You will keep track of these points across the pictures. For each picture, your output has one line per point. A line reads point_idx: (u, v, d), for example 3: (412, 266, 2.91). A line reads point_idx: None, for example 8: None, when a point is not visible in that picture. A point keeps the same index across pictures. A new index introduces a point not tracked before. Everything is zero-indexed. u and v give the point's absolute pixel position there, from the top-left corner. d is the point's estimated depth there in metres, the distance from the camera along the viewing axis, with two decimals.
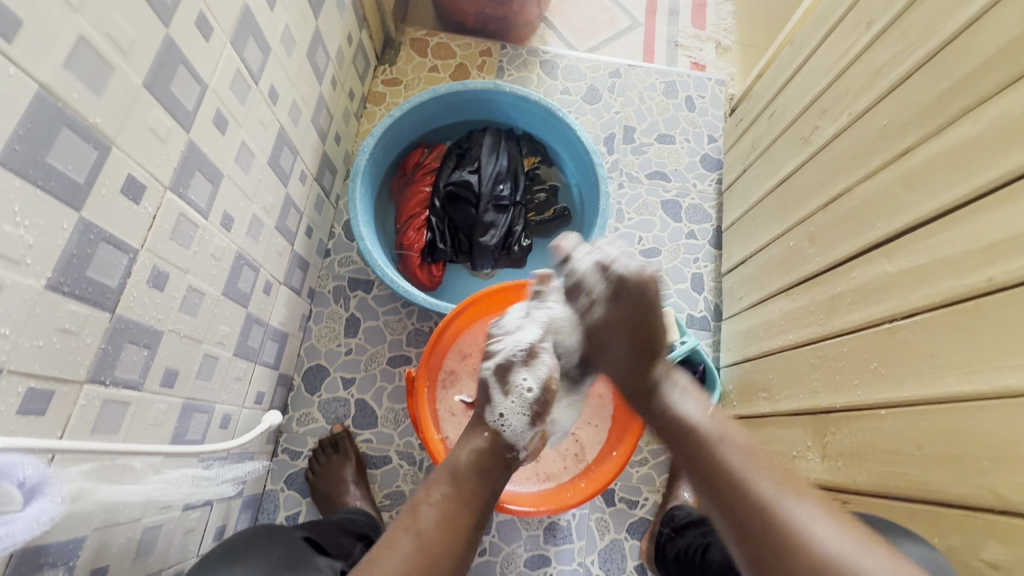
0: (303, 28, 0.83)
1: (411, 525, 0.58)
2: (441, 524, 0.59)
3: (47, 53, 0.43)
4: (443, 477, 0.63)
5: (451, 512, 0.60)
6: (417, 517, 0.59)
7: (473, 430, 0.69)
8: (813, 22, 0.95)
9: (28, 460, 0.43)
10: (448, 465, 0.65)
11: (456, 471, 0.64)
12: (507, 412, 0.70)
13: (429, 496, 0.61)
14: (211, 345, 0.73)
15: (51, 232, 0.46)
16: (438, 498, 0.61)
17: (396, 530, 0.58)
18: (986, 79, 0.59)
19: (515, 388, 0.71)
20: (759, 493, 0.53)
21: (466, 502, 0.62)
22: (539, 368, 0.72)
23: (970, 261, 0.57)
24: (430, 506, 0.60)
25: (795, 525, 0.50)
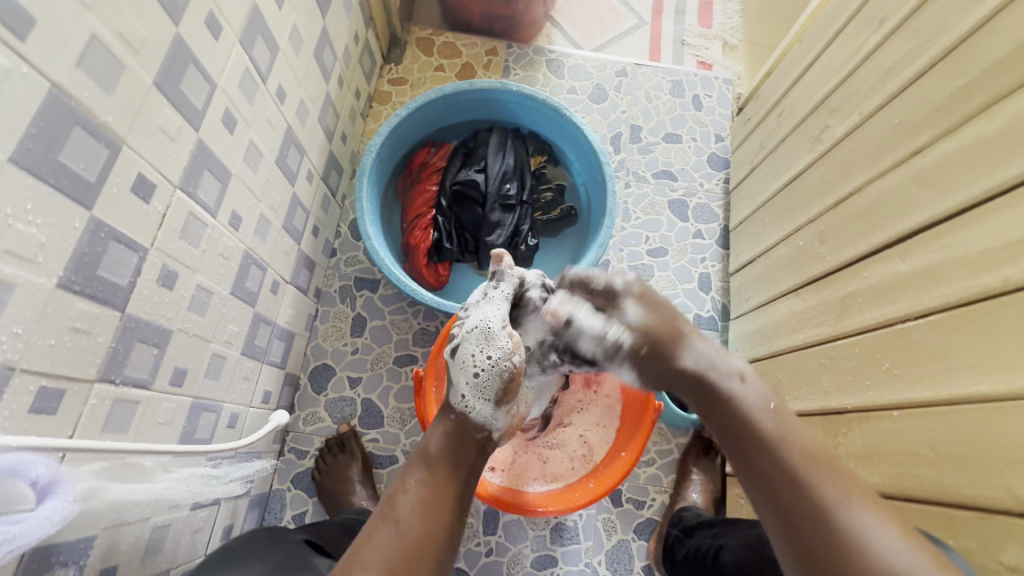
0: (311, 27, 0.82)
1: (388, 514, 0.54)
2: (420, 509, 0.54)
3: (60, 51, 0.43)
4: (417, 464, 0.59)
5: (430, 498, 0.55)
6: (394, 506, 0.54)
7: (440, 418, 0.64)
8: (822, 20, 0.94)
9: (41, 459, 0.43)
10: (420, 451, 0.61)
11: (430, 455, 0.59)
12: (467, 391, 0.64)
13: (405, 483, 0.56)
14: (220, 344, 0.73)
15: (63, 232, 0.46)
16: (415, 483, 0.56)
17: (374, 523, 0.53)
18: (1002, 77, 0.59)
19: (468, 365, 0.64)
20: (797, 461, 0.50)
21: (447, 483, 0.57)
22: (491, 344, 0.64)
23: (985, 261, 0.57)
24: (408, 492, 0.55)
25: (827, 494, 0.47)
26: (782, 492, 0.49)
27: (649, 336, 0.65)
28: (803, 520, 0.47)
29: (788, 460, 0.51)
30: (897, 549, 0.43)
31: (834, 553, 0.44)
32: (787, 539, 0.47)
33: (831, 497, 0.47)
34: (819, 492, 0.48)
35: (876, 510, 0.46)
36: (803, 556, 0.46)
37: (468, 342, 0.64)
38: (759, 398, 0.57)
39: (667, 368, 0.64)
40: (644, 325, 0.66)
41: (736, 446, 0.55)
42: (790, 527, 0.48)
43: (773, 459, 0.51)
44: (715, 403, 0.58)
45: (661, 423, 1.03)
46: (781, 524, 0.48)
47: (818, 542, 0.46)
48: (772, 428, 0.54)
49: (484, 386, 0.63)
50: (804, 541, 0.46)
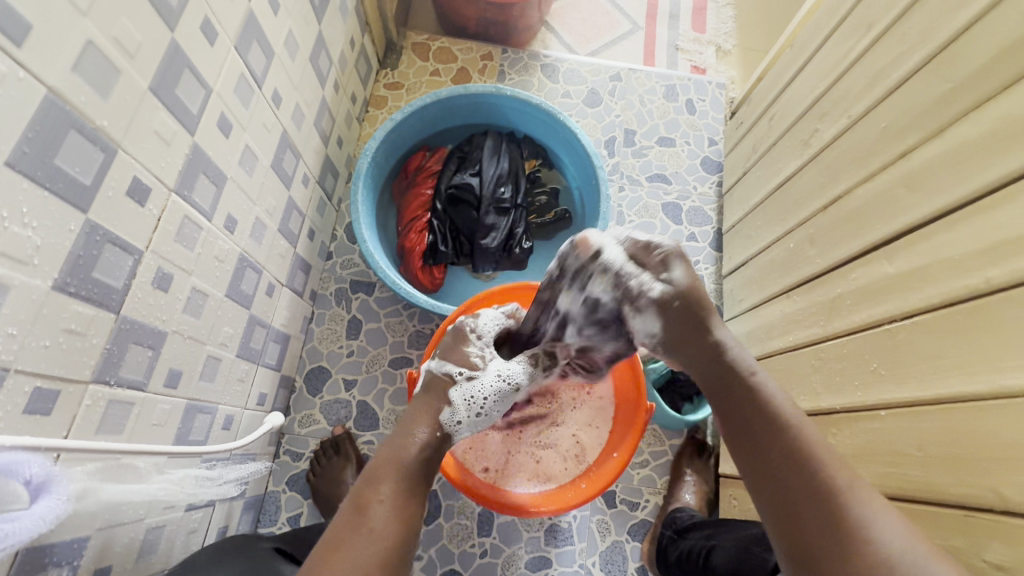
0: (307, 32, 0.83)
1: (360, 523, 0.52)
2: (390, 517, 0.54)
3: (56, 57, 0.43)
4: (390, 470, 0.58)
5: (403, 508, 0.55)
6: (366, 514, 0.53)
7: (420, 424, 0.64)
8: (813, 25, 0.96)
9: (34, 458, 0.44)
10: (391, 455, 0.59)
11: (404, 463, 0.59)
12: (467, 422, 0.69)
13: (377, 491, 0.55)
14: (215, 346, 0.73)
15: (58, 234, 0.47)
16: (389, 492, 0.55)
17: (343, 530, 0.52)
18: (986, 81, 0.60)
19: (474, 403, 0.69)
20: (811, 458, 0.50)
21: (415, 495, 0.57)
22: (502, 395, 0.71)
23: (969, 263, 0.58)
24: (381, 501, 0.54)
25: (839, 481, 0.49)
26: (789, 479, 0.50)
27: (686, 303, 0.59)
28: (812, 511, 0.48)
29: (804, 445, 0.51)
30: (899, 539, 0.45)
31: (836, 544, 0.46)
32: (788, 525, 0.49)
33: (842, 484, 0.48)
34: (831, 479, 0.49)
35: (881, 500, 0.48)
36: (802, 549, 0.47)
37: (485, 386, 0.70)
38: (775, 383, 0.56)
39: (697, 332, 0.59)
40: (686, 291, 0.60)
41: (745, 428, 0.54)
42: (793, 516, 0.49)
43: (789, 442, 0.51)
44: (732, 383, 0.56)
45: (655, 424, 1.03)
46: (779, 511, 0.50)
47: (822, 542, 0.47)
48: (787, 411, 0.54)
49: (481, 417, 0.70)
50: (805, 539, 0.47)
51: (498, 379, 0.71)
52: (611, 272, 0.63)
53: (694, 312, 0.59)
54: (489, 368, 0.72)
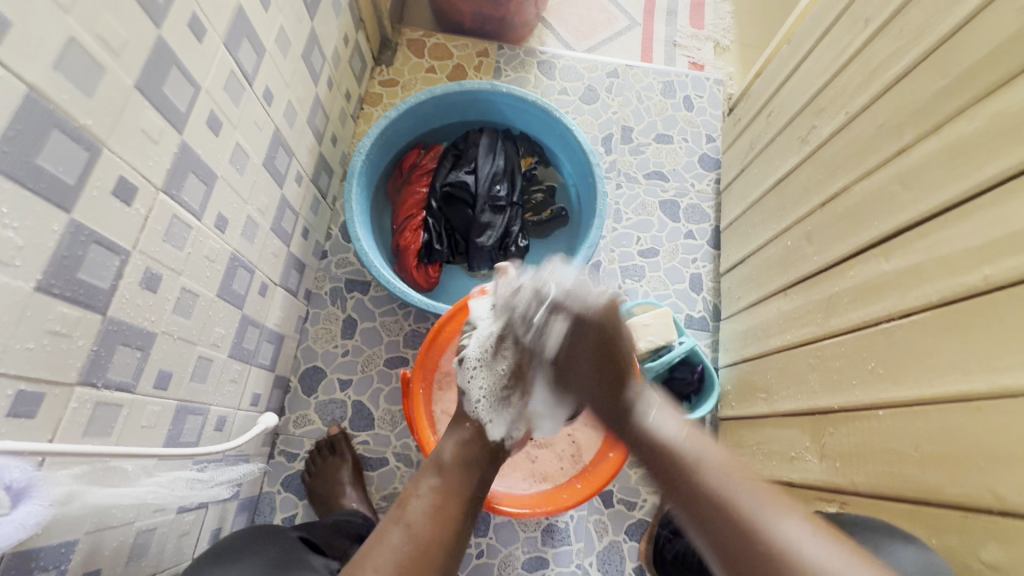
0: (299, 29, 0.82)
1: (399, 518, 0.55)
2: (431, 513, 0.56)
3: (35, 55, 0.43)
4: (431, 469, 0.62)
5: (441, 504, 0.57)
6: (405, 510, 0.56)
7: (455, 427, 0.69)
8: (810, 20, 0.94)
9: (15, 463, 0.43)
10: (433, 463, 0.63)
11: (443, 463, 0.63)
12: (479, 395, 0.71)
13: (417, 489, 0.59)
14: (206, 347, 0.73)
15: (40, 235, 0.46)
16: (428, 488, 0.59)
17: (386, 523, 0.55)
18: (984, 75, 0.59)
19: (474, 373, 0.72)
20: (710, 476, 0.52)
21: (456, 494, 0.59)
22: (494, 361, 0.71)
23: (966, 261, 0.57)
24: (420, 496, 0.57)
25: (746, 503, 0.49)
26: (726, 536, 0.49)
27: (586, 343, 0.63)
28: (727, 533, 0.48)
29: (704, 474, 0.53)
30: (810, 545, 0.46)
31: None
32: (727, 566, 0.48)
33: (750, 506, 0.49)
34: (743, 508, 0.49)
35: (800, 520, 0.48)
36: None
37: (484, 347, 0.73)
38: (671, 420, 0.60)
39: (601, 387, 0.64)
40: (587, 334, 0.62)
41: (654, 466, 0.57)
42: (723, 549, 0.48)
43: (688, 474, 0.53)
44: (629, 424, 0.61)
45: None
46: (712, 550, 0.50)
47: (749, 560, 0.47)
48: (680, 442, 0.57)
49: (493, 381, 0.71)
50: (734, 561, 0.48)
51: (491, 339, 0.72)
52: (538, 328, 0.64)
53: (589, 357, 0.63)
54: (477, 335, 0.75)
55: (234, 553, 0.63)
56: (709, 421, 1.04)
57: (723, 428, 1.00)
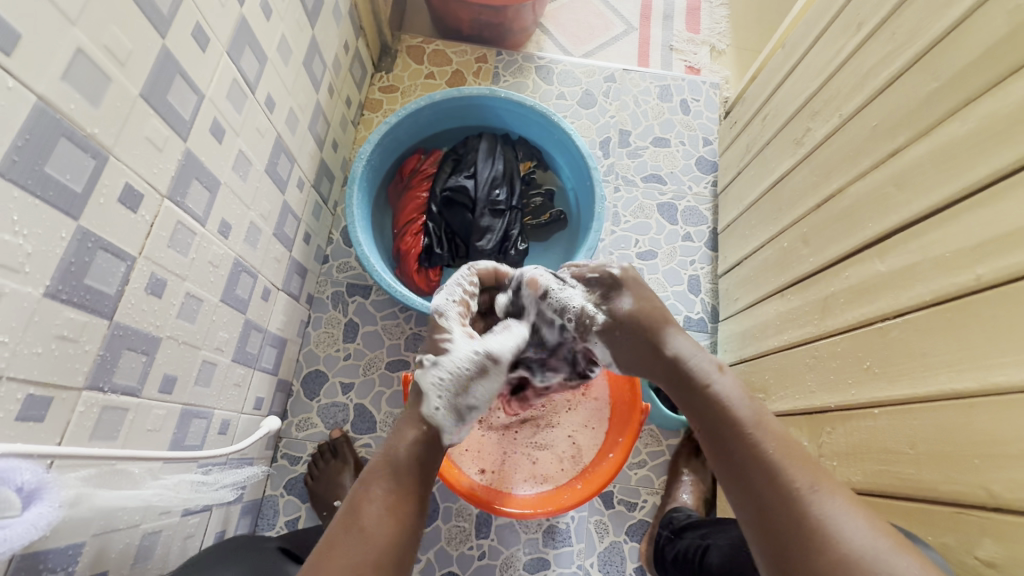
0: (300, 37, 0.84)
1: (353, 522, 0.52)
2: (385, 515, 0.53)
3: (44, 67, 0.44)
4: (381, 469, 0.57)
5: (397, 504, 0.54)
6: (359, 513, 0.52)
7: (406, 423, 0.61)
8: (804, 25, 0.96)
9: (26, 465, 0.44)
10: (383, 456, 0.58)
11: (397, 461, 0.57)
12: (443, 404, 0.62)
13: (370, 489, 0.54)
14: (210, 351, 0.73)
15: (49, 242, 0.47)
16: (381, 491, 0.54)
17: (337, 528, 0.52)
18: (974, 79, 0.60)
19: (447, 380, 0.64)
20: (769, 455, 0.51)
21: (411, 492, 0.56)
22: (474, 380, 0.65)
23: (960, 261, 0.58)
24: (374, 500, 0.54)
25: (798, 483, 0.49)
26: (773, 509, 0.48)
27: (641, 327, 0.66)
28: (771, 499, 0.49)
29: (763, 446, 0.52)
30: (860, 530, 0.45)
31: (800, 540, 0.46)
32: (760, 530, 0.49)
33: (803, 485, 0.49)
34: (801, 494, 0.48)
35: (845, 500, 0.48)
36: (776, 549, 0.47)
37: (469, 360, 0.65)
38: (734, 389, 0.58)
39: (649, 354, 0.64)
40: (637, 313, 0.67)
41: (712, 438, 0.55)
42: (761, 515, 0.49)
43: (740, 440, 0.53)
44: (693, 391, 0.59)
45: (652, 424, 1.03)
46: (747, 516, 0.50)
47: (795, 543, 0.46)
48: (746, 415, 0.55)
49: (459, 393, 0.64)
50: (776, 535, 0.48)
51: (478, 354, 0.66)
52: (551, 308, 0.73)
53: (641, 335, 0.66)
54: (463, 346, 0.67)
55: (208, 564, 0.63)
56: None
57: None
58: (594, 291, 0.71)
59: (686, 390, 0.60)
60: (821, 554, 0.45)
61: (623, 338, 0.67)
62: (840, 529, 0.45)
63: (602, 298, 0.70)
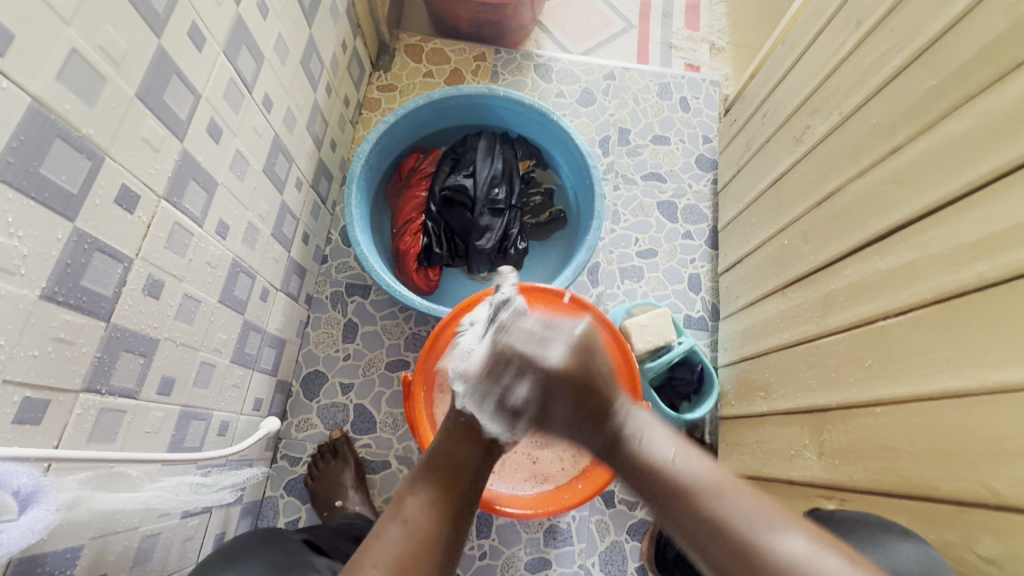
0: (297, 36, 0.83)
1: (397, 513, 0.54)
2: (428, 509, 0.54)
3: (37, 66, 0.43)
4: (424, 465, 0.60)
5: (438, 499, 0.56)
6: (402, 507, 0.55)
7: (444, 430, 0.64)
8: (804, 20, 0.95)
9: (23, 468, 0.44)
10: (429, 455, 0.61)
11: (437, 459, 0.60)
12: (468, 399, 0.64)
13: (413, 487, 0.56)
14: (209, 352, 0.73)
15: (45, 243, 0.47)
16: (423, 485, 0.57)
17: (383, 520, 0.54)
18: (975, 74, 0.59)
19: (468, 373, 0.66)
20: (714, 515, 0.49)
21: (454, 487, 0.57)
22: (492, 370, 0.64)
23: (960, 258, 0.58)
24: (415, 494, 0.56)
25: (757, 541, 0.47)
26: (738, 575, 0.47)
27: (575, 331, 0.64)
28: (733, 564, 0.47)
29: (704, 504, 0.50)
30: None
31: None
32: None
33: (761, 541, 0.47)
34: (754, 546, 0.47)
35: (804, 539, 0.47)
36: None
37: (474, 344, 0.72)
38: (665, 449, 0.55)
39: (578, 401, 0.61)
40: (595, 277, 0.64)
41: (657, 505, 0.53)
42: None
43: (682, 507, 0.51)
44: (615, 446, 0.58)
45: None
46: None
47: None
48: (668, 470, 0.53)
49: (485, 385, 0.64)
50: None
51: (479, 333, 0.72)
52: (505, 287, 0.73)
53: (573, 362, 0.62)
54: (469, 336, 0.75)
55: (234, 557, 0.63)
56: (709, 421, 1.04)
57: (723, 428, 1.00)
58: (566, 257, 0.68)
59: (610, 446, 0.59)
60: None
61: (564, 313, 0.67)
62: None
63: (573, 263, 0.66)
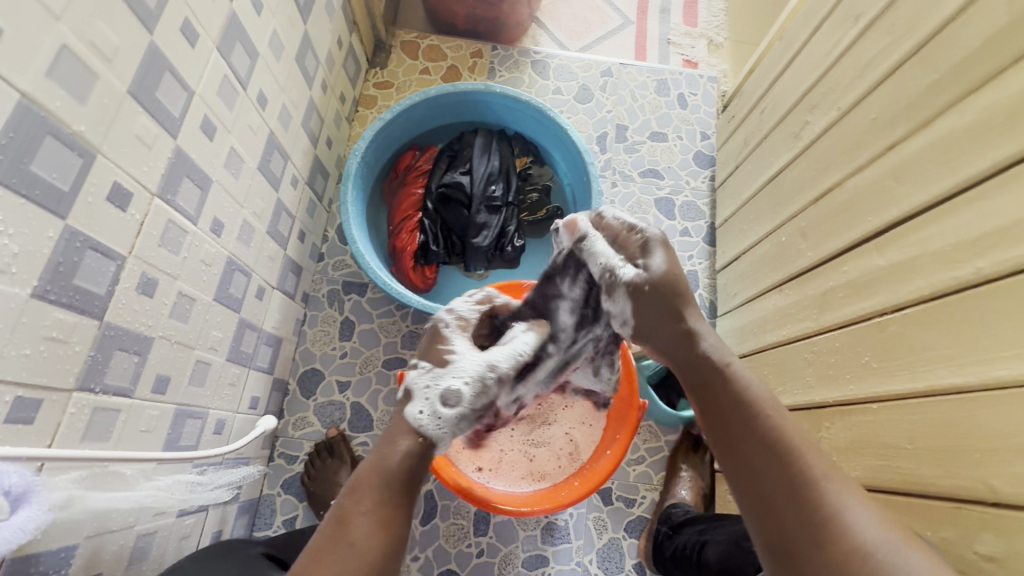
0: (292, 32, 0.83)
1: (341, 537, 0.48)
2: (375, 530, 0.49)
3: (28, 62, 0.43)
4: (371, 478, 0.52)
5: (386, 517, 0.50)
6: (348, 528, 0.49)
7: (401, 430, 0.57)
8: (802, 16, 0.95)
9: (13, 468, 0.44)
10: (375, 465, 0.54)
11: (389, 474, 0.53)
12: (427, 411, 0.59)
13: (360, 503, 0.50)
14: (204, 351, 0.73)
15: (36, 241, 0.46)
16: (371, 503, 0.51)
17: (326, 543, 0.48)
18: (974, 71, 0.59)
19: (442, 392, 0.61)
20: (773, 441, 0.48)
21: (402, 502, 0.52)
22: (472, 391, 0.62)
23: (958, 255, 0.57)
24: (363, 514, 0.50)
25: (808, 474, 0.46)
26: (778, 499, 0.46)
27: (663, 289, 0.57)
28: (776, 486, 0.46)
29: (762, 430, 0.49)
30: (853, 508, 0.44)
31: (807, 528, 0.44)
32: (767, 523, 0.46)
33: (811, 476, 0.46)
34: (800, 473, 0.46)
35: (852, 489, 0.46)
36: (774, 537, 0.45)
37: (463, 380, 0.62)
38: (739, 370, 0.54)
39: (660, 325, 0.58)
40: (666, 274, 0.58)
41: (716, 424, 0.52)
42: (762, 501, 0.47)
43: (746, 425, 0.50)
44: (700, 379, 0.54)
45: (650, 420, 1.03)
46: (751, 498, 0.47)
47: (812, 545, 0.43)
48: (762, 402, 0.51)
49: (460, 410, 0.60)
50: (782, 526, 0.45)
51: (481, 372, 0.62)
52: (601, 252, 0.62)
53: (662, 296, 0.57)
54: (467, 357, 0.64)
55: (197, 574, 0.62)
56: None
57: None
58: (632, 248, 0.61)
59: (702, 372, 0.54)
60: (830, 542, 0.43)
61: (638, 304, 0.58)
62: (851, 522, 0.43)
63: (636, 254, 0.60)
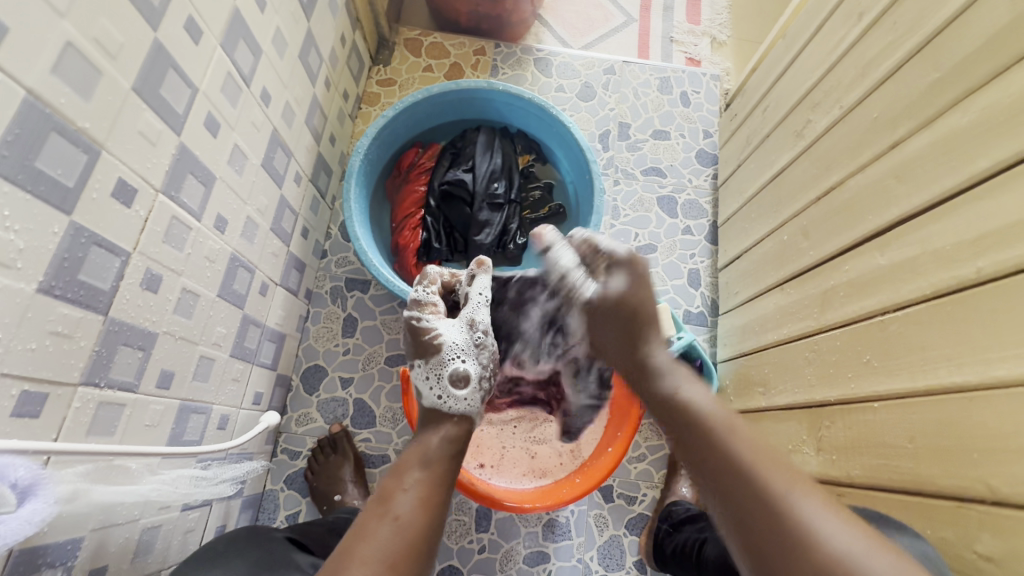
0: (295, 29, 0.83)
1: (385, 511, 0.49)
2: (419, 505, 0.50)
3: (34, 60, 0.43)
4: (413, 461, 0.54)
5: (427, 495, 0.51)
6: (390, 504, 0.50)
7: (426, 423, 0.59)
8: (806, 14, 0.94)
9: (20, 462, 0.44)
10: (417, 451, 0.56)
11: (429, 455, 0.55)
12: (448, 395, 0.60)
13: (403, 482, 0.52)
14: (208, 347, 0.73)
15: (42, 237, 0.47)
16: (414, 480, 0.52)
17: (366, 518, 0.49)
18: (977, 69, 0.59)
19: (448, 371, 0.61)
20: (739, 453, 0.49)
21: (445, 485, 0.53)
22: (477, 359, 0.63)
23: (959, 254, 0.57)
24: (405, 490, 0.51)
25: (776, 484, 0.46)
26: (750, 508, 0.46)
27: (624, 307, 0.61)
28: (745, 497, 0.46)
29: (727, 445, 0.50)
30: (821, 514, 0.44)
31: (780, 535, 0.44)
32: (743, 533, 0.46)
33: (779, 484, 0.46)
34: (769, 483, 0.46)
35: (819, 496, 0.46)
36: (752, 547, 0.45)
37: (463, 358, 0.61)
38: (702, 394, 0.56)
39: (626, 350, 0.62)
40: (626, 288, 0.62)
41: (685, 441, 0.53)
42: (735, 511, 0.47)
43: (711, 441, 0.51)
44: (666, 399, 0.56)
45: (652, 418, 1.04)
46: (727, 511, 0.47)
47: (786, 550, 0.43)
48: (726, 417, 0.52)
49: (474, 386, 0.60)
50: (756, 536, 0.45)
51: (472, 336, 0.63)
52: (563, 261, 0.69)
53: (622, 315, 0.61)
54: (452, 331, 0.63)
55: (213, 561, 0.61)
56: None
57: None
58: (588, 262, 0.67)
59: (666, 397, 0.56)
60: (805, 546, 0.42)
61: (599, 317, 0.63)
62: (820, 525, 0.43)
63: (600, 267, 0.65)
